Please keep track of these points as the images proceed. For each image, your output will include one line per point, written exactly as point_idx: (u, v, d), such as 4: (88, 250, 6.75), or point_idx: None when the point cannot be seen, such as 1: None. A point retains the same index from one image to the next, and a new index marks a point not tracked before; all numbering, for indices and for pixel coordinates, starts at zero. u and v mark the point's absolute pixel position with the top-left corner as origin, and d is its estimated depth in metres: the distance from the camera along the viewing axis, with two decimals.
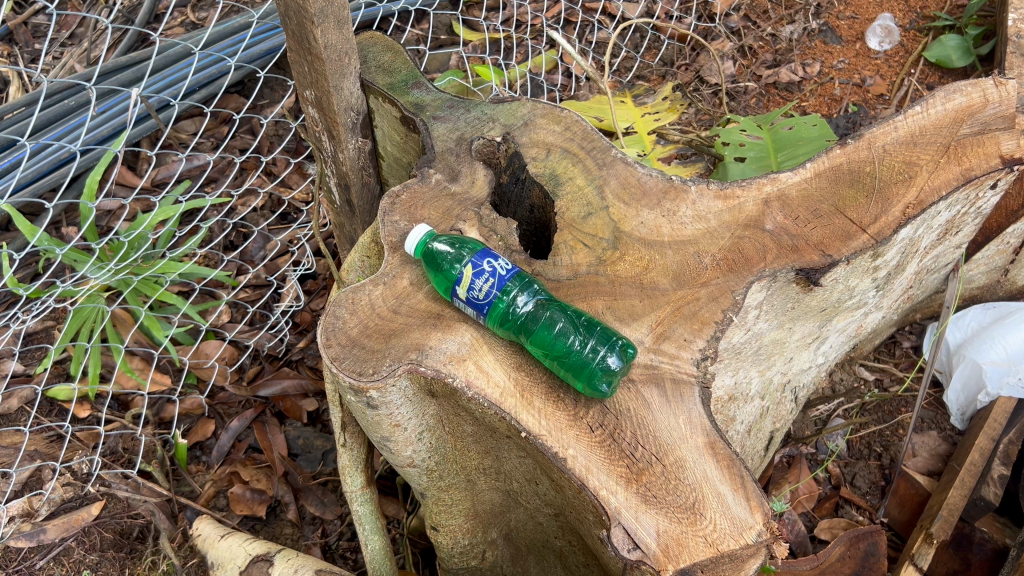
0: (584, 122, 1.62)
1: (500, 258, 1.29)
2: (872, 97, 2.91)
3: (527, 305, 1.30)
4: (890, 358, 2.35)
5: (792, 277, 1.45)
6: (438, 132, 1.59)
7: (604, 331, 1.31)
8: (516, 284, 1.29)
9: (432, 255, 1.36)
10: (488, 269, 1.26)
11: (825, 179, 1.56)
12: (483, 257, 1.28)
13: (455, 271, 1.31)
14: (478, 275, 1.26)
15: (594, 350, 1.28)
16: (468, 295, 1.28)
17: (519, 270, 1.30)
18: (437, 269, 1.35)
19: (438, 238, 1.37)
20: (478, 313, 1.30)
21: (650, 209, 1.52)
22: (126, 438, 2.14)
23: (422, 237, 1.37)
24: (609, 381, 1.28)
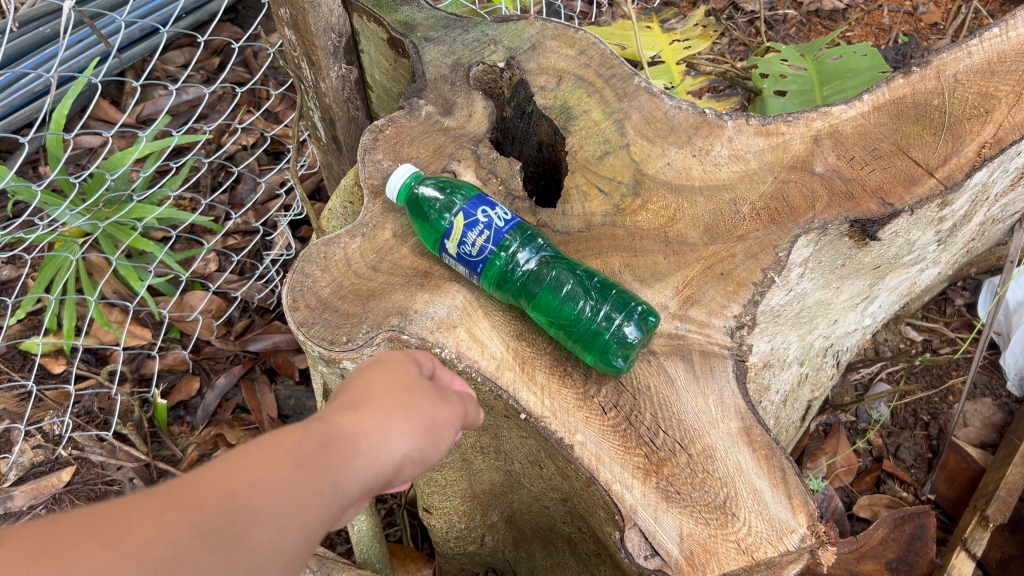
0: (602, 45, 1.38)
1: (499, 207, 1.08)
2: (925, 26, 2.62)
3: (529, 265, 1.10)
4: (941, 317, 2.12)
5: (845, 230, 1.22)
6: (430, 56, 1.35)
7: (619, 297, 1.10)
8: (516, 239, 1.09)
9: (417, 203, 1.15)
10: (483, 220, 1.06)
11: (885, 113, 1.33)
12: (476, 205, 1.07)
13: (443, 222, 1.11)
14: (473, 226, 1.05)
15: (609, 319, 1.08)
16: (459, 250, 1.07)
17: (520, 222, 1.10)
18: (423, 220, 1.14)
19: (424, 183, 1.16)
20: (471, 272, 1.10)
21: (677, 147, 1.29)
22: (102, 398, 1.95)
23: (406, 181, 1.16)
24: (626, 356, 1.07)
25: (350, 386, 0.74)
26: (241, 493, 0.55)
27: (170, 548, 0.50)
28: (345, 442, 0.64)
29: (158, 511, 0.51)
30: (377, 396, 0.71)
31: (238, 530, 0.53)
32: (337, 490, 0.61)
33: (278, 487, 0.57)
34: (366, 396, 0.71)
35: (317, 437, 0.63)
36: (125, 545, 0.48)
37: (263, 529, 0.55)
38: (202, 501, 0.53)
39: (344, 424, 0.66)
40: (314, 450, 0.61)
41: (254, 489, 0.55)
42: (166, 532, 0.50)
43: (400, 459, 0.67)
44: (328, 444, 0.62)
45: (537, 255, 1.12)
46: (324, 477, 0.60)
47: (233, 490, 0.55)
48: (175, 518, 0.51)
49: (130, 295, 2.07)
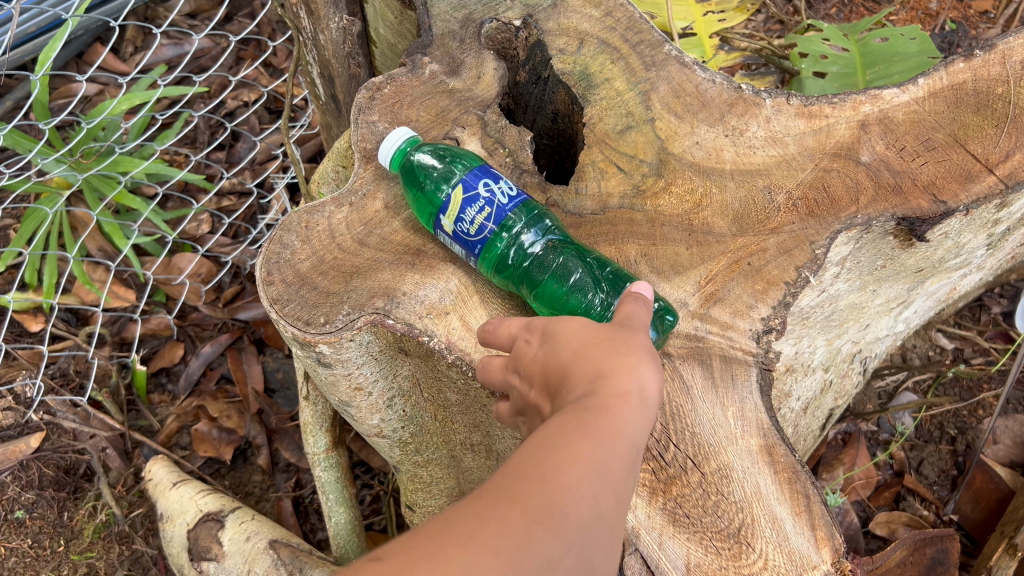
0: (630, 6, 1.24)
1: (504, 180, 0.96)
2: (974, 14, 2.44)
3: (534, 248, 0.98)
4: (975, 325, 1.98)
5: (890, 227, 1.09)
6: (438, 8, 1.21)
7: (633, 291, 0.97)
8: (520, 219, 0.96)
9: (412, 173, 1.02)
10: (485, 194, 0.93)
11: (942, 99, 1.17)
12: (478, 177, 0.94)
13: (438, 195, 0.98)
14: (472, 199, 0.92)
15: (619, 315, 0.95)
16: (454, 228, 0.94)
17: (526, 198, 0.97)
18: (418, 191, 1.02)
19: (421, 149, 1.03)
20: (469, 254, 0.97)
21: (708, 125, 1.15)
22: (78, 361, 1.85)
23: (402, 143, 1.03)
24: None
25: (553, 346, 0.72)
26: (550, 484, 0.56)
27: (507, 546, 0.52)
28: (607, 401, 0.63)
29: (486, 512, 0.54)
30: (599, 343, 0.70)
31: (561, 511, 0.55)
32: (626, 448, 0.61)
33: (580, 468, 0.57)
34: (588, 346, 0.69)
35: (587, 411, 0.62)
36: (469, 545, 0.51)
37: (582, 504, 0.56)
38: (514, 497, 0.55)
39: (594, 387, 0.65)
40: (590, 422, 0.61)
41: (558, 475, 0.56)
42: (498, 530, 0.53)
43: (654, 395, 0.66)
44: (598, 412, 0.62)
45: (542, 238, 0.99)
46: (615, 445, 0.60)
47: (539, 482, 0.56)
48: (500, 518, 0.53)
49: (115, 253, 1.95)
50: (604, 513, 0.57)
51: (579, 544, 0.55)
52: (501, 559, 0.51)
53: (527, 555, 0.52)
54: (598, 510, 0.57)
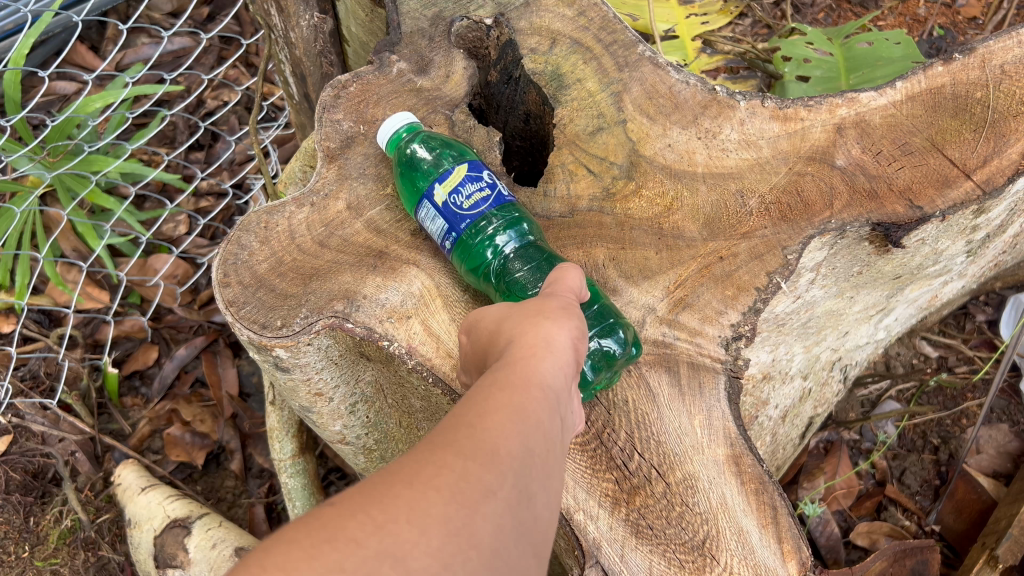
0: (605, 6, 1.21)
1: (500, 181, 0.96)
2: (963, 20, 2.41)
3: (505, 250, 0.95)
4: (959, 333, 1.96)
5: (865, 233, 1.07)
6: (408, 6, 1.18)
7: (598, 308, 0.94)
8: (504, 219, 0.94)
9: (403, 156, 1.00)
10: (482, 183, 0.92)
11: (920, 103, 1.14)
12: (480, 167, 0.94)
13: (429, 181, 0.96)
14: (471, 183, 0.91)
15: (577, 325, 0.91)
16: (446, 200, 0.90)
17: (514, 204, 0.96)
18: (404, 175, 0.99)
19: (418, 136, 1.01)
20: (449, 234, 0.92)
21: (681, 127, 1.12)
22: (49, 363, 1.82)
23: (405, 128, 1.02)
24: (599, 367, 0.90)
25: (479, 339, 0.76)
26: (477, 428, 0.57)
27: (447, 480, 0.52)
28: (520, 359, 0.67)
29: (422, 455, 0.54)
30: (511, 320, 0.74)
31: (493, 446, 0.56)
32: (545, 389, 0.64)
33: (504, 412, 0.59)
34: (503, 325, 0.74)
35: (504, 369, 0.65)
36: (415, 482, 0.51)
37: (511, 439, 0.57)
38: (448, 443, 0.56)
39: (510, 353, 0.69)
40: (506, 377, 0.64)
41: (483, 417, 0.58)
42: (434, 462, 0.53)
43: (567, 347, 0.70)
44: (513, 367, 0.65)
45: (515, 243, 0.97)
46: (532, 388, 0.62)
47: (466, 428, 0.57)
48: (440, 459, 0.54)
49: (88, 254, 1.92)
50: (535, 448, 0.59)
51: (519, 477, 0.55)
52: (444, 493, 0.51)
53: (468, 484, 0.52)
54: (529, 445, 0.58)
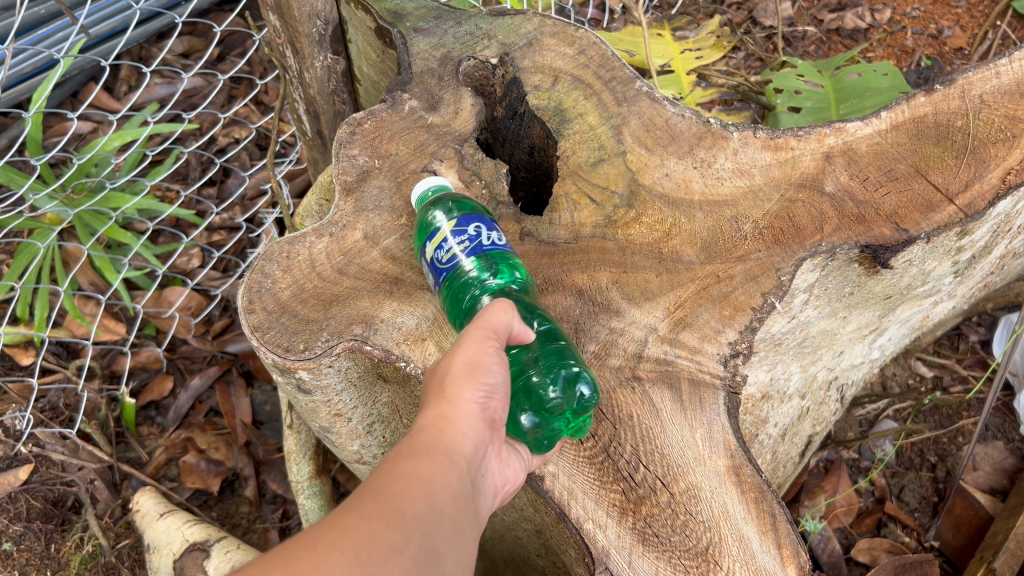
0: (604, 45, 1.28)
1: (495, 232, 0.98)
2: (949, 50, 2.48)
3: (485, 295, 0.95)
4: (953, 353, 2.01)
5: (854, 255, 1.12)
6: (418, 48, 1.25)
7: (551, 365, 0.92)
8: (488, 265, 0.95)
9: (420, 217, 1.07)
10: (462, 235, 0.95)
11: (904, 132, 1.21)
12: (470, 220, 0.97)
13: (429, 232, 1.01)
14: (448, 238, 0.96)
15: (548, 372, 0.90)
16: (433, 256, 0.97)
17: (505, 253, 0.97)
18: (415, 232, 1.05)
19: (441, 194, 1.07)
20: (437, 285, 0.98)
21: (678, 158, 1.19)
22: (68, 394, 1.87)
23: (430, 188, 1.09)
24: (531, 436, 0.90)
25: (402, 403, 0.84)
26: (390, 493, 0.65)
27: (362, 540, 0.59)
28: (434, 429, 0.75)
29: (342, 517, 0.61)
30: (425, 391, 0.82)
31: (402, 510, 0.64)
32: (451, 460, 0.72)
33: (415, 483, 0.67)
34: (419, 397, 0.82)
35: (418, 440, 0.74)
36: (337, 542, 0.58)
37: (420, 506, 0.65)
38: (363, 507, 0.63)
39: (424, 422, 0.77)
40: (418, 448, 0.72)
41: (395, 487, 0.66)
42: (354, 524, 0.61)
43: (477, 416, 0.79)
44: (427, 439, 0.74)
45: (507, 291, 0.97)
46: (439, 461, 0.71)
47: (381, 494, 0.65)
48: (357, 520, 0.62)
49: (105, 287, 1.98)
50: (442, 509, 0.67)
51: (423, 536, 0.63)
52: (360, 551, 0.58)
53: (379, 545, 0.60)
54: (435, 509, 0.67)
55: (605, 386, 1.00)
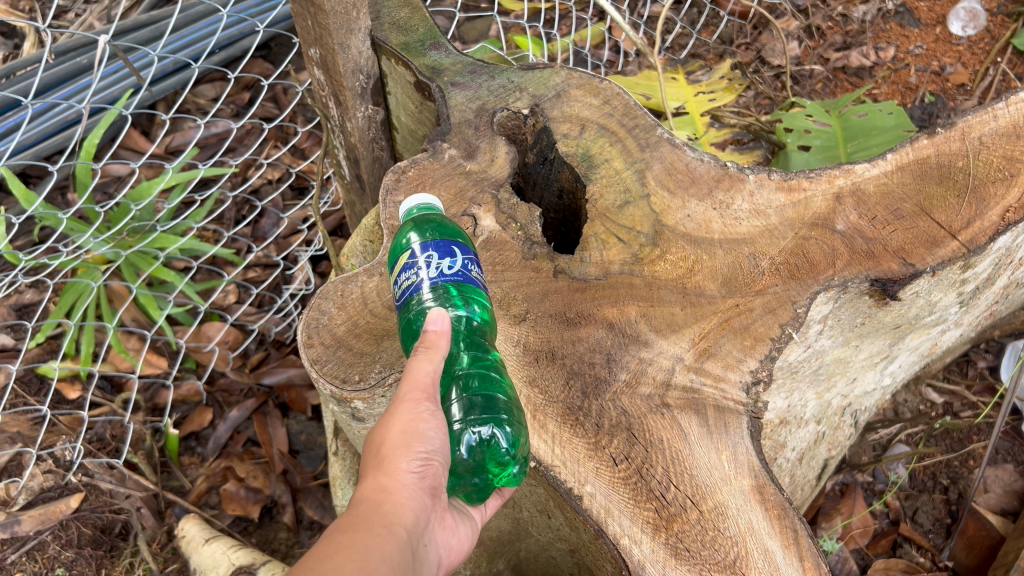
0: (627, 95, 1.38)
1: (451, 256, 1.00)
2: (952, 86, 2.57)
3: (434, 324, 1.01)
4: (962, 379, 2.08)
5: (865, 288, 1.21)
6: (455, 101, 1.36)
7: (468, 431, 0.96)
8: (440, 295, 0.99)
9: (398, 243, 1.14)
10: (410, 270, 1.00)
11: (909, 173, 1.30)
12: (427, 249, 1.01)
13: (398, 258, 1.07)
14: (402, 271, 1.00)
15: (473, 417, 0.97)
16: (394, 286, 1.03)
17: (463, 280, 1.00)
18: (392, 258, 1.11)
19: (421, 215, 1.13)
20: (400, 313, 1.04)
21: (698, 200, 1.28)
22: (114, 425, 1.96)
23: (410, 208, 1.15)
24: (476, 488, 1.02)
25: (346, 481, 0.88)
26: (326, 559, 0.68)
27: None
28: (376, 504, 0.79)
29: None
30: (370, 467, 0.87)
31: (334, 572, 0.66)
32: (390, 532, 0.76)
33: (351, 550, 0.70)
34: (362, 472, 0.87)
35: (359, 516, 0.77)
36: None
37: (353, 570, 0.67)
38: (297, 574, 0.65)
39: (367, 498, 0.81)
40: (356, 522, 0.76)
41: (331, 553, 0.69)
42: None
43: (415, 492, 0.83)
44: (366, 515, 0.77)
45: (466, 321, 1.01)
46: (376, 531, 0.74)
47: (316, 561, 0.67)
48: None
49: (148, 323, 2.08)
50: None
51: None
52: None
53: None
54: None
55: (636, 412, 1.09)
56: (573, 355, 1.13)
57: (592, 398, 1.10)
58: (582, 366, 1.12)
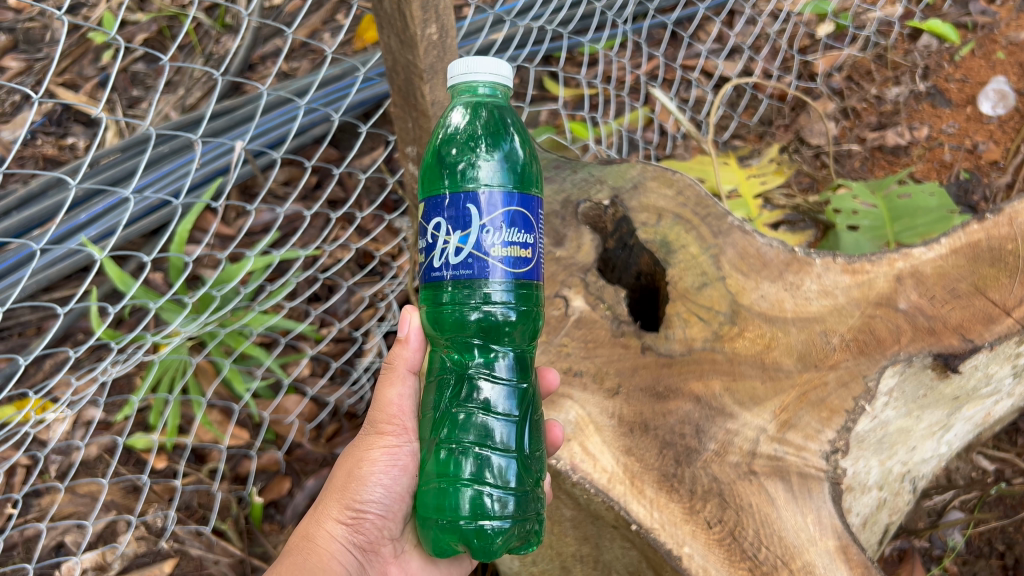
0: (698, 186, 1.48)
1: (462, 230, 1.13)
2: (985, 164, 2.68)
3: (473, 315, 1.24)
4: (1012, 448, 2.13)
5: (928, 362, 1.31)
6: (543, 194, 1.49)
7: (467, 497, 1.20)
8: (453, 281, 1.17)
9: (453, 111, 1.34)
10: (427, 239, 1.18)
11: (962, 256, 1.39)
12: (434, 217, 1.16)
13: (444, 152, 1.29)
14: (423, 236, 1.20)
15: (477, 496, 1.20)
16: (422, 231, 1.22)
17: (467, 268, 1.14)
18: (441, 133, 1.32)
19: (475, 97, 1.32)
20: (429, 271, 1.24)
21: (770, 281, 1.38)
22: (201, 494, 2.05)
23: (463, 79, 1.25)
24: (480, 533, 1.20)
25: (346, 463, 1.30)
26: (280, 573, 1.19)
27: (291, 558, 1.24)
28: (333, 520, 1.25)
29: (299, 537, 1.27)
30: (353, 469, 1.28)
31: None
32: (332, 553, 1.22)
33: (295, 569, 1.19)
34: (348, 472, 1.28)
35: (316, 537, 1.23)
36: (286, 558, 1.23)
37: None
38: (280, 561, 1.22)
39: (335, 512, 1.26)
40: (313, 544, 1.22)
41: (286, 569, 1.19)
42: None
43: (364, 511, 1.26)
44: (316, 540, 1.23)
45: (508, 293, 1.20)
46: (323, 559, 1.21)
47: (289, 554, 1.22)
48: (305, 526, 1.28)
49: (229, 397, 2.17)
50: None
51: None
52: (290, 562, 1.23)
53: None
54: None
55: (727, 479, 1.21)
56: (664, 427, 1.26)
57: (685, 466, 1.22)
58: (673, 437, 1.25)
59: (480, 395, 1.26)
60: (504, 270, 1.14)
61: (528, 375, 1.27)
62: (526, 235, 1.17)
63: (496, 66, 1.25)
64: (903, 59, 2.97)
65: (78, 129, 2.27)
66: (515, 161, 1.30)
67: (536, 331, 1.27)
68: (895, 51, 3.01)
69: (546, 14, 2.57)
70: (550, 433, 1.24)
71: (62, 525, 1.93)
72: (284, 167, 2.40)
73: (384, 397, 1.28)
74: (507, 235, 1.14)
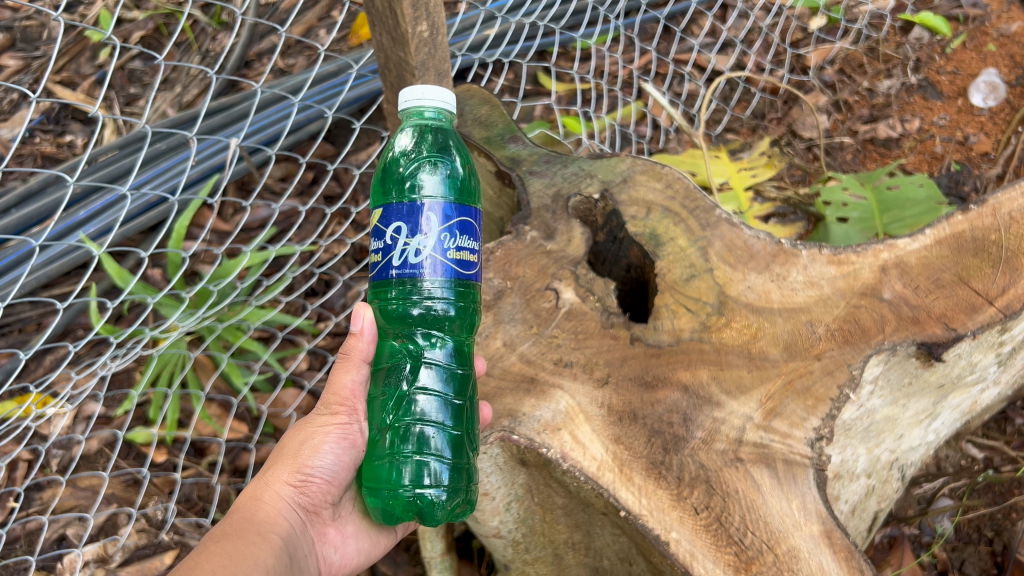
0: (687, 179, 1.50)
1: (419, 234, 1.17)
2: (976, 155, 2.70)
3: (415, 310, 1.32)
4: (1000, 436, 2.16)
5: (912, 351, 1.34)
6: (534, 188, 1.52)
7: (410, 472, 1.29)
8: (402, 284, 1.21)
9: (402, 133, 1.37)
10: (384, 241, 1.20)
11: (946, 246, 1.41)
12: (389, 223, 1.19)
13: (394, 168, 1.33)
14: (378, 240, 1.21)
15: (419, 468, 1.29)
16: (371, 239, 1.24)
17: (417, 271, 1.17)
18: (389, 155, 1.36)
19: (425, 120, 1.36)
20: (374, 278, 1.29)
21: (757, 273, 1.41)
22: (200, 486, 2.06)
23: (415, 104, 1.29)
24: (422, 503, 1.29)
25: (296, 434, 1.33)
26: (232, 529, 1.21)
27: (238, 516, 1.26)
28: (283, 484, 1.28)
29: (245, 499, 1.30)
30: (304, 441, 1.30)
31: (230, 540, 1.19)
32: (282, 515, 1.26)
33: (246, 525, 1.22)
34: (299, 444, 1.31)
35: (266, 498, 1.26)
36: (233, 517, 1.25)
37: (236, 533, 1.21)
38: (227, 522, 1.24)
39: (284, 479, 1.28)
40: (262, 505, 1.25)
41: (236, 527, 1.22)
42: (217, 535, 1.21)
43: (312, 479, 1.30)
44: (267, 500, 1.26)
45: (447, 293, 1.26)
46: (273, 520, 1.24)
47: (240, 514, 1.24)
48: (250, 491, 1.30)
49: (228, 391, 2.19)
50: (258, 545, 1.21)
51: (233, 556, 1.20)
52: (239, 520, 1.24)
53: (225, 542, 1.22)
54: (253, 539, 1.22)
55: (714, 466, 1.24)
56: (653, 416, 1.28)
57: (673, 453, 1.25)
58: (661, 426, 1.27)
59: (420, 381, 1.33)
60: (453, 274, 1.19)
61: (465, 361, 1.32)
62: (471, 242, 1.22)
63: (442, 94, 1.31)
64: (895, 52, 3.00)
65: (76, 126, 2.29)
66: (457, 177, 1.33)
67: (474, 325, 1.33)
68: (886, 45, 3.03)
69: (539, 10, 2.60)
70: (480, 411, 1.29)
71: (63, 518, 1.95)
72: (280, 163, 2.42)
73: (338, 380, 1.31)
74: (458, 240, 1.19)
